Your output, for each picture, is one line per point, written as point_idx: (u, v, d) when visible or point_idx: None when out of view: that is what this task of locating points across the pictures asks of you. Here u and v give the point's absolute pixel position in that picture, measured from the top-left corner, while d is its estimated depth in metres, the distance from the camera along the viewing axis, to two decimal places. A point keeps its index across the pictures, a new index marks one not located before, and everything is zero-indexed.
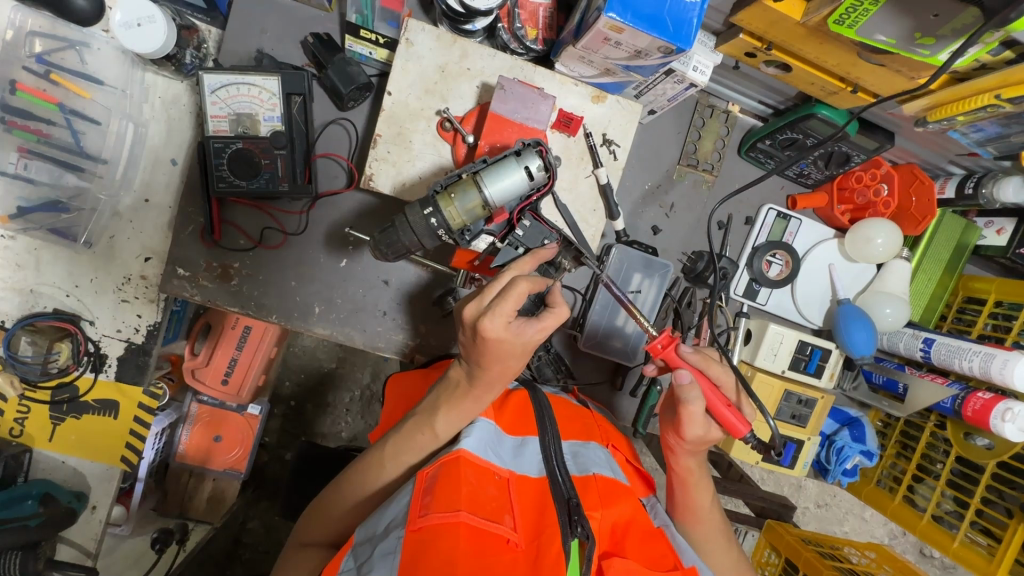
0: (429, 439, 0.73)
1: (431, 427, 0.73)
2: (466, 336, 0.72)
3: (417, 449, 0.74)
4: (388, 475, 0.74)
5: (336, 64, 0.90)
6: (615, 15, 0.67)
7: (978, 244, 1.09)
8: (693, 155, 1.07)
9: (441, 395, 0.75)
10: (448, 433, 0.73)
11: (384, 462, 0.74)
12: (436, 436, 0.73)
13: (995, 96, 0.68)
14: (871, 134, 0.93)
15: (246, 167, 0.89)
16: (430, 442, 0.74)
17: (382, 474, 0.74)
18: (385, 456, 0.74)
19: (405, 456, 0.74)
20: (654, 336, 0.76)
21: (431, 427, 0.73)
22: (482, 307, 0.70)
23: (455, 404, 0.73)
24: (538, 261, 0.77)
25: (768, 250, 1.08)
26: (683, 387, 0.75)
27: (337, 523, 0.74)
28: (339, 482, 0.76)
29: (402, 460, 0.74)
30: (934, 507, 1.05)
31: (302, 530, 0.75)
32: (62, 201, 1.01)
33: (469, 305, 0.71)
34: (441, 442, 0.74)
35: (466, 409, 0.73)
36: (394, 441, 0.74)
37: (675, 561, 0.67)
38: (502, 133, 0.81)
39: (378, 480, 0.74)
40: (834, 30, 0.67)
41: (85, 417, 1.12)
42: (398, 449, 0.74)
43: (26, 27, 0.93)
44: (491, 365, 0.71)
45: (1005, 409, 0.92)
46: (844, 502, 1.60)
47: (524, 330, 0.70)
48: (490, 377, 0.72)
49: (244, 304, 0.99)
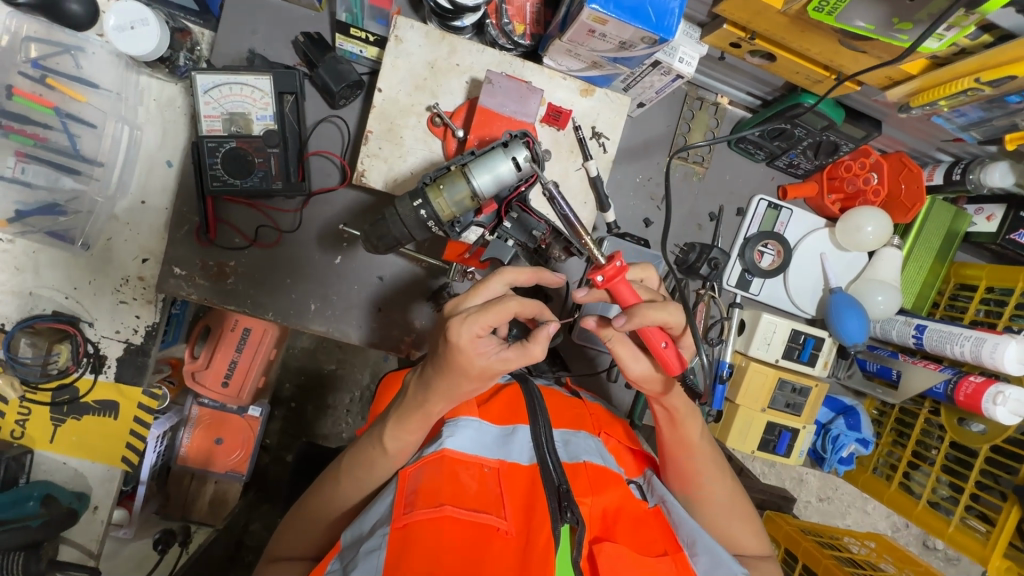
0: (379, 454, 0.72)
1: (380, 443, 0.72)
2: (440, 332, 0.70)
3: (369, 464, 0.73)
4: (345, 491, 0.75)
5: (328, 63, 0.91)
6: (598, 7, 0.68)
7: (969, 231, 1.09)
8: (684, 147, 1.08)
9: (391, 408, 0.73)
10: (397, 448, 0.72)
11: (341, 478, 0.75)
12: (385, 452, 0.72)
13: (976, 80, 0.69)
14: (858, 122, 0.95)
15: (240, 166, 0.90)
16: (380, 455, 0.72)
17: (339, 488, 0.75)
18: (341, 472, 0.75)
19: (359, 471, 0.74)
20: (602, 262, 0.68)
21: (380, 443, 0.72)
22: (462, 308, 0.67)
23: (398, 421, 0.71)
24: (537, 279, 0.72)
25: (759, 241, 1.10)
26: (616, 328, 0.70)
27: (309, 534, 0.76)
28: (304, 498, 0.78)
29: (357, 475, 0.74)
30: (930, 493, 1.06)
31: (275, 544, 0.78)
32: (59, 204, 1.02)
33: (454, 300, 0.68)
34: (391, 457, 0.72)
35: (412, 425, 0.70)
36: (348, 457, 0.75)
37: (665, 545, 0.69)
38: (491, 127, 0.82)
39: (339, 496, 0.75)
40: (814, 17, 0.68)
41: (86, 418, 1.13)
42: (352, 465, 0.74)
43: (21, 33, 0.95)
44: (447, 380, 0.67)
45: (997, 392, 0.93)
46: (845, 495, 1.60)
47: (487, 352, 0.65)
48: (448, 392, 0.68)
49: (240, 303, 1.00)
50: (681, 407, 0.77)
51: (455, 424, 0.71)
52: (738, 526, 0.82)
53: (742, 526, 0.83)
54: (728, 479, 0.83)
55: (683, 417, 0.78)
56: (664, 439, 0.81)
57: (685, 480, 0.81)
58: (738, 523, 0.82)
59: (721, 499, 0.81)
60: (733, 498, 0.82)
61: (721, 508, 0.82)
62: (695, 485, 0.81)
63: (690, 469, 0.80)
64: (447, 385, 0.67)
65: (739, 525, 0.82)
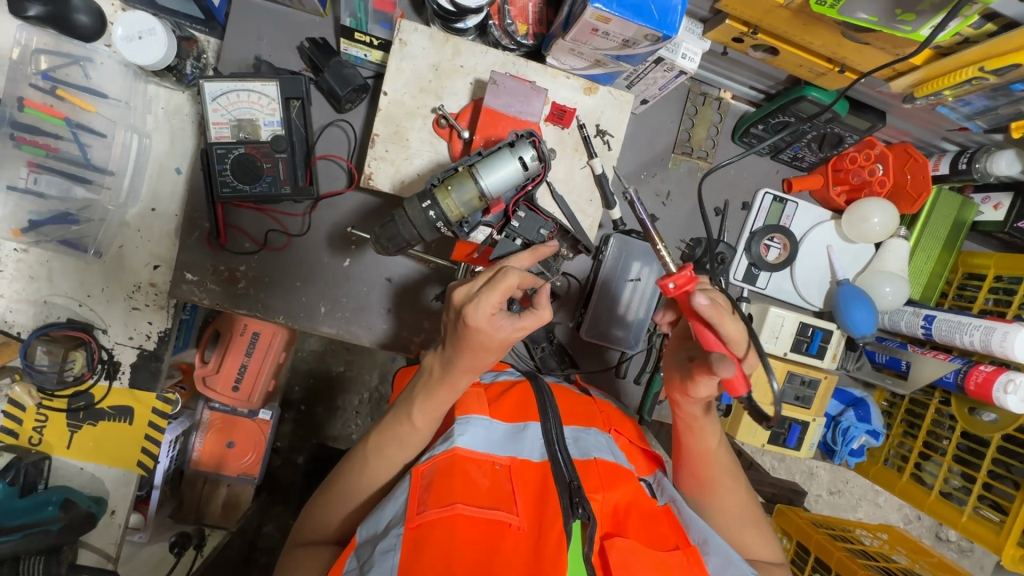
0: (408, 430, 0.75)
1: (409, 419, 0.75)
2: (450, 317, 0.73)
3: (398, 441, 0.76)
4: (372, 471, 0.76)
5: (333, 67, 0.92)
6: (601, 6, 0.69)
7: (976, 220, 1.09)
8: (688, 143, 1.08)
9: (418, 386, 0.77)
10: (425, 422, 0.75)
11: (368, 458, 0.76)
12: (415, 427, 0.75)
13: (979, 69, 0.69)
14: (861, 113, 0.94)
15: (248, 172, 0.91)
16: (410, 433, 0.76)
17: (368, 470, 0.77)
18: (368, 453, 0.77)
19: (388, 450, 0.76)
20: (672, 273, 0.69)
21: (409, 418, 0.75)
22: (471, 292, 0.70)
23: (429, 396, 0.75)
24: (537, 257, 0.76)
25: (765, 234, 1.09)
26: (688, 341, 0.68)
27: (334, 516, 0.77)
28: (329, 481, 0.79)
29: (386, 453, 0.76)
30: (942, 483, 1.05)
31: (300, 529, 0.78)
32: (72, 213, 1.03)
33: (461, 288, 0.71)
34: (420, 433, 0.76)
35: (440, 399, 0.74)
36: (375, 437, 0.77)
37: (677, 539, 0.68)
38: (496, 128, 0.83)
39: (366, 477, 0.76)
40: (817, 10, 0.68)
41: (102, 424, 1.15)
42: (380, 444, 0.76)
43: (31, 45, 0.96)
44: (469, 355, 0.71)
45: (1007, 380, 0.93)
46: (856, 487, 1.60)
47: (504, 325, 0.69)
48: (471, 366, 0.72)
49: (250, 307, 1.01)
50: (696, 417, 0.80)
51: (465, 422, 0.72)
52: (752, 535, 0.83)
53: (755, 535, 0.84)
54: (741, 487, 0.84)
55: (699, 427, 0.81)
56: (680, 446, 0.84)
57: (702, 486, 0.83)
58: (751, 531, 0.83)
59: (736, 506, 0.83)
60: (746, 505, 0.84)
61: (736, 516, 0.83)
62: (709, 491, 0.83)
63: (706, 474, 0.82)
64: (472, 359, 0.71)
65: (752, 533, 0.83)
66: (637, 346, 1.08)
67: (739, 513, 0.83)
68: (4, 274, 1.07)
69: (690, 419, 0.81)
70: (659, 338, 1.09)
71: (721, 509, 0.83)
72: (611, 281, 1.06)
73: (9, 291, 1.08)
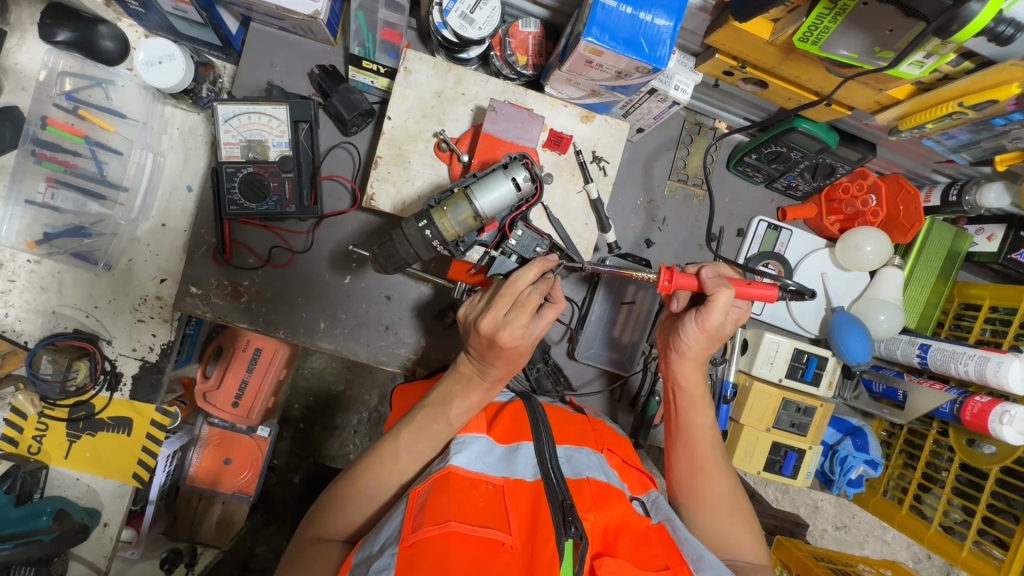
0: (443, 428, 0.77)
1: (445, 417, 0.77)
2: (477, 341, 0.76)
3: (432, 439, 0.77)
4: (401, 468, 0.76)
5: (340, 93, 0.97)
6: (593, 40, 0.72)
7: (970, 251, 1.10)
8: (683, 170, 1.11)
9: (452, 387, 0.80)
10: (461, 421, 0.78)
11: (399, 454, 0.76)
12: (449, 425, 0.77)
13: (959, 104, 0.73)
14: (853, 146, 0.96)
15: (256, 191, 0.94)
16: (443, 431, 0.77)
17: (396, 466, 0.76)
18: (400, 448, 0.76)
19: (419, 446, 0.76)
20: (655, 275, 0.80)
21: (446, 416, 0.77)
22: (498, 320, 0.74)
23: (467, 396, 0.79)
24: (545, 270, 0.78)
25: (759, 260, 1.12)
26: (709, 280, 0.79)
27: (357, 510, 0.75)
28: (354, 474, 0.76)
29: (417, 449, 0.76)
30: (942, 516, 1.04)
31: (315, 523, 0.74)
32: (85, 226, 1.07)
33: (486, 320, 0.74)
34: (454, 430, 0.78)
35: (476, 398, 0.79)
36: (408, 431, 0.77)
37: (667, 560, 0.67)
38: (494, 152, 0.87)
39: (394, 473, 0.76)
40: (800, 47, 0.71)
41: (100, 435, 1.16)
42: (412, 439, 0.76)
43: (58, 68, 1.02)
44: (502, 362, 0.77)
45: (1003, 412, 0.92)
46: (863, 524, 1.55)
47: (534, 330, 0.76)
48: (505, 371, 0.79)
49: (253, 320, 1.03)
50: (696, 379, 0.86)
51: (462, 442, 0.73)
52: (737, 526, 0.83)
53: (740, 527, 0.83)
54: (731, 478, 0.85)
55: (698, 395, 0.86)
56: (677, 422, 0.87)
57: (694, 469, 0.85)
58: (738, 521, 0.83)
59: (723, 493, 0.84)
60: (734, 494, 0.85)
61: (722, 501, 0.84)
62: (699, 472, 0.84)
63: (700, 452, 0.85)
64: (506, 365, 0.77)
65: (738, 523, 0.83)
66: (630, 368, 1.11)
67: (726, 499, 0.84)
68: (16, 285, 1.09)
69: (691, 381, 0.86)
70: (654, 361, 1.11)
71: (708, 496, 0.84)
72: (607, 303, 1.10)
73: (20, 302, 1.09)
